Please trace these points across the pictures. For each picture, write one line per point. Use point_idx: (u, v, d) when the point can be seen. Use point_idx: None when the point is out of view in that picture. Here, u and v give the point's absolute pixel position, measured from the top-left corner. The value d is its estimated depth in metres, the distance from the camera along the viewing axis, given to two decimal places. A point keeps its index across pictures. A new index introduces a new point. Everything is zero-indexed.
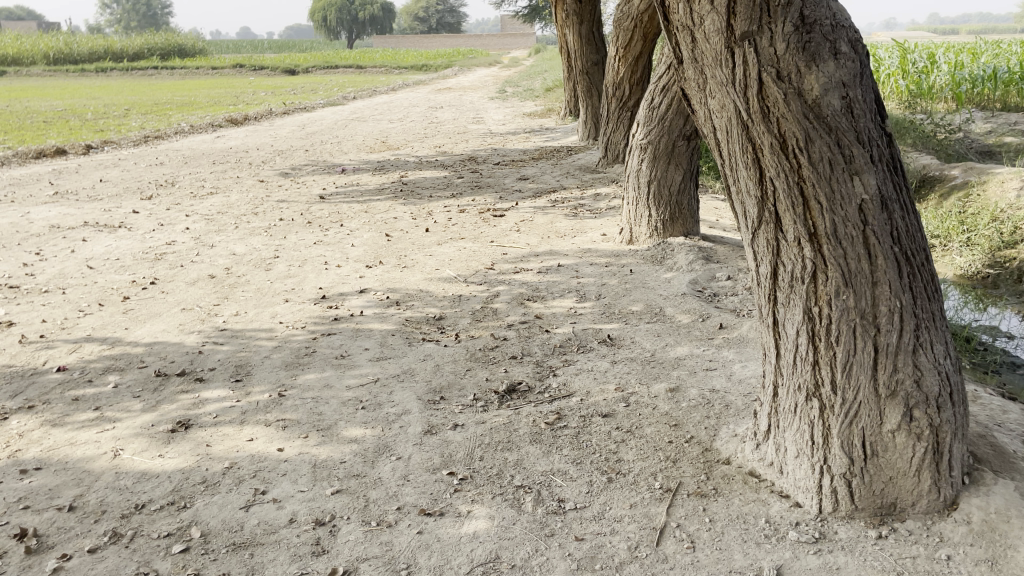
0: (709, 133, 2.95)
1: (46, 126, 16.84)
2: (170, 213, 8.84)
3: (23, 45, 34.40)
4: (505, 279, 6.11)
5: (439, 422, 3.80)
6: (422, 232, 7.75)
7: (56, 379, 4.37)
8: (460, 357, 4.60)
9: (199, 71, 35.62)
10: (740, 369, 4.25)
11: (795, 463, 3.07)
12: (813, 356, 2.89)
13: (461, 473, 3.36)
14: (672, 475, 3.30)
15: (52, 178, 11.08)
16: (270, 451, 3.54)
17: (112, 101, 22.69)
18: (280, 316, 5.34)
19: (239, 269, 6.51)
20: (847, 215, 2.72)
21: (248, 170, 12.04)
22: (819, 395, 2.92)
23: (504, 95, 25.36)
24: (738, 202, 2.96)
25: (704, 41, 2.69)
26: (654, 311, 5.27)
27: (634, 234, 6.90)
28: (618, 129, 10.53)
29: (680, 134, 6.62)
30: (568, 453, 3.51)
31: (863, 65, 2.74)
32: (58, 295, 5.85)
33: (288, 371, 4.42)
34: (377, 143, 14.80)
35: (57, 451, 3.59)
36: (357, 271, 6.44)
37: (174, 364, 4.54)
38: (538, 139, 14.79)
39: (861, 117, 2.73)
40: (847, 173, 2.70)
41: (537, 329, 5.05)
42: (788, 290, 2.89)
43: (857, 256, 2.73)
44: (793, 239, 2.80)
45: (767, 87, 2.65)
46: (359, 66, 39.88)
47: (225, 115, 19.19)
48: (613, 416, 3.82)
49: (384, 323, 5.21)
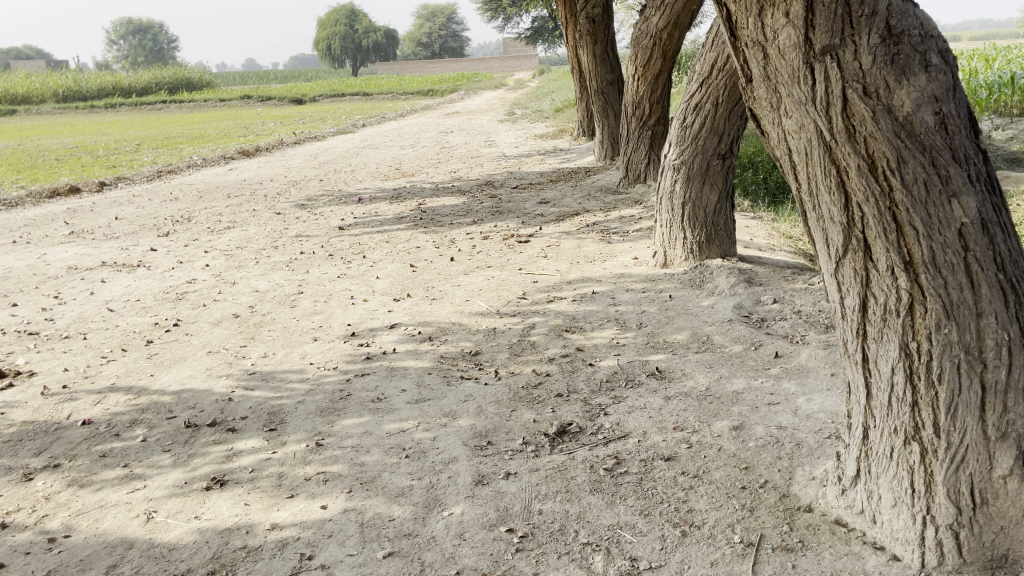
0: (782, 156, 2.71)
1: (58, 164, 16.78)
2: (189, 249, 8.68)
3: (33, 85, 34.76)
4: (539, 309, 5.88)
5: (490, 471, 3.55)
6: (447, 261, 7.53)
7: (81, 433, 4.15)
8: (504, 397, 4.35)
9: (207, 104, 35.76)
10: (805, 403, 3.99)
11: (892, 513, 2.81)
12: (911, 396, 2.64)
13: (521, 530, 3.10)
14: (751, 527, 3.06)
15: (66, 217, 10.96)
16: (313, 510, 3.30)
17: (123, 137, 22.74)
18: (310, 356, 5.12)
19: (263, 307, 6.30)
20: (946, 241, 2.48)
21: (263, 202, 11.88)
22: (920, 438, 2.66)
23: (513, 117, 25.24)
24: (818, 228, 2.71)
25: (779, 58, 2.47)
26: (701, 339, 5.02)
27: (669, 257, 6.66)
28: (639, 148, 10.28)
29: (714, 152, 6.38)
30: (633, 503, 3.25)
31: (954, 77, 2.51)
32: (79, 341, 5.65)
33: (324, 418, 4.17)
34: (391, 171, 14.65)
35: (86, 516, 3.36)
36: (385, 305, 6.23)
37: (204, 413, 4.30)
38: (554, 160, 14.60)
39: (955, 134, 2.49)
40: (945, 196, 2.47)
41: (580, 363, 4.80)
42: (880, 324, 2.64)
43: (959, 285, 2.49)
44: (885, 268, 2.56)
45: (852, 104, 2.43)
46: (368, 93, 39.93)
47: (235, 147, 19.08)
48: (676, 459, 3.57)
49: (418, 360, 4.97)
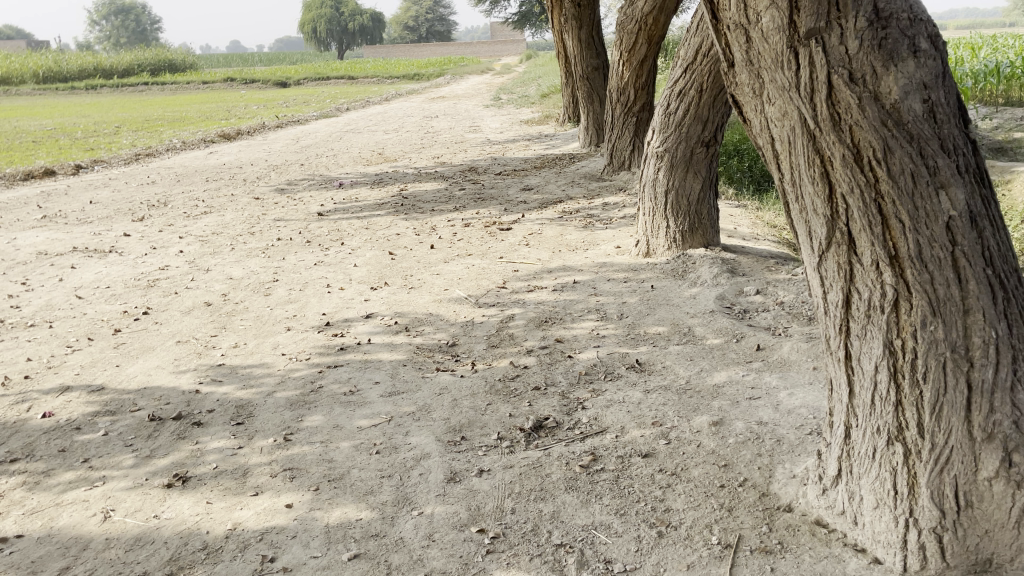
0: (765, 145, 2.60)
1: (34, 146, 16.47)
2: (163, 235, 8.49)
3: (11, 64, 34.08)
4: (519, 299, 5.76)
5: (462, 468, 3.44)
6: (427, 249, 7.39)
7: (41, 427, 4.00)
8: (480, 390, 4.23)
9: (189, 86, 35.27)
10: (787, 398, 3.90)
11: (874, 515, 2.74)
12: (895, 395, 2.55)
13: (492, 530, 3.00)
14: (729, 528, 2.98)
15: (40, 201, 10.70)
16: (278, 509, 3.19)
17: (102, 118, 22.37)
18: (282, 347, 4.99)
19: (236, 295, 6.15)
20: (934, 235, 2.37)
21: (242, 187, 11.66)
22: (903, 439, 2.57)
23: (499, 102, 25.00)
24: (801, 220, 2.61)
25: (762, 41, 2.36)
26: (682, 331, 4.93)
27: (651, 246, 6.55)
28: (624, 135, 10.14)
29: (698, 140, 6.27)
30: (608, 502, 3.15)
31: (944, 63, 2.38)
32: (44, 330, 5.48)
33: (293, 412, 4.05)
34: (374, 156, 14.45)
35: (42, 515, 3.23)
36: (362, 293, 6.09)
37: (169, 406, 4.17)
38: (538, 146, 14.45)
39: (945, 123, 2.37)
40: (933, 187, 2.35)
41: (559, 355, 4.69)
42: (864, 321, 2.55)
43: (945, 280, 2.38)
44: (870, 262, 2.46)
45: (837, 90, 2.31)
46: (353, 77, 39.48)
47: (217, 130, 18.79)
48: (654, 456, 3.47)
49: (393, 352, 4.84)
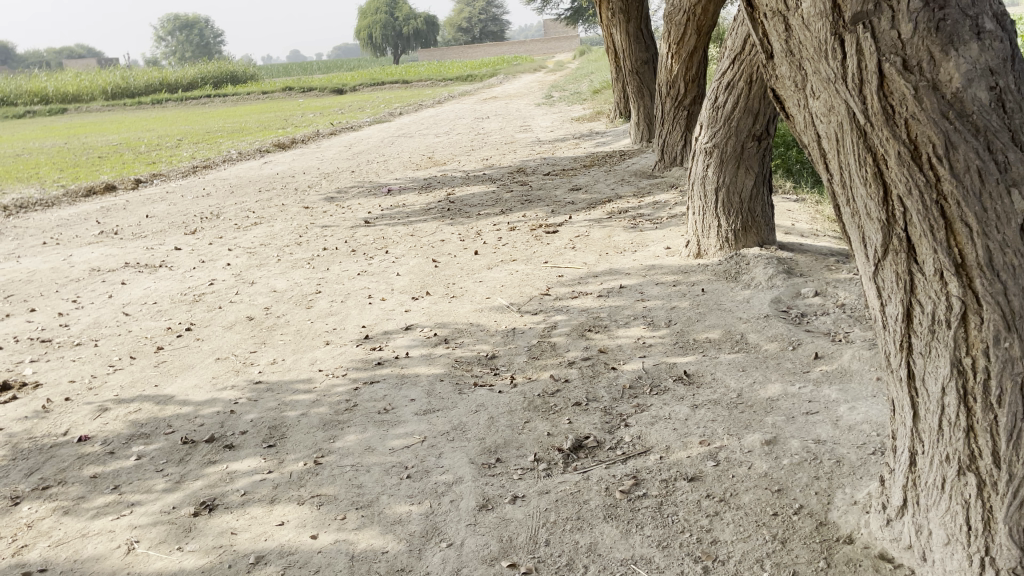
0: (810, 143, 2.35)
1: (100, 162, 16.93)
2: (213, 247, 8.55)
3: (82, 82, 35.28)
4: (563, 306, 5.55)
5: (495, 494, 3.26)
6: (471, 255, 7.24)
7: (75, 452, 3.98)
8: (517, 407, 4.05)
9: (248, 97, 36.00)
10: (847, 413, 3.61)
11: (945, 552, 2.46)
12: (966, 419, 2.26)
13: (524, 565, 2.81)
14: (783, 564, 2.74)
15: (99, 217, 10.94)
16: (302, 539, 3.06)
17: (165, 132, 22.94)
18: (320, 362, 4.90)
19: (278, 309, 6.10)
20: (1006, 240, 2.08)
21: (293, 196, 11.72)
22: (976, 469, 2.28)
23: (551, 100, 24.77)
24: (854, 224, 2.35)
25: (803, 30, 2.10)
26: (734, 338, 4.65)
27: (702, 246, 6.25)
28: (675, 130, 9.82)
29: (749, 134, 5.96)
30: (650, 532, 2.94)
31: (1014, 44, 2.07)
32: (90, 349, 5.51)
33: (326, 433, 3.93)
34: (424, 160, 14.40)
35: (67, 547, 3.17)
36: (403, 304, 5.97)
37: (202, 428, 4.10)
38: (589, 144, 14.17)
39: (1017, 112, 2.07)
40: (1003, 186, 2.07)
41: (602, 366, 4.47)
42: (928, 337, 2.28)
43: (1020, 290, 2.10)
44: (933, 271, 2.18)
45: (889, 80, 2.03)
46: (406, 81, 39.69)
47: (273, 139, 19.02)
48: (700, 480, 3.23)
49: (431, 366, 4.69)
